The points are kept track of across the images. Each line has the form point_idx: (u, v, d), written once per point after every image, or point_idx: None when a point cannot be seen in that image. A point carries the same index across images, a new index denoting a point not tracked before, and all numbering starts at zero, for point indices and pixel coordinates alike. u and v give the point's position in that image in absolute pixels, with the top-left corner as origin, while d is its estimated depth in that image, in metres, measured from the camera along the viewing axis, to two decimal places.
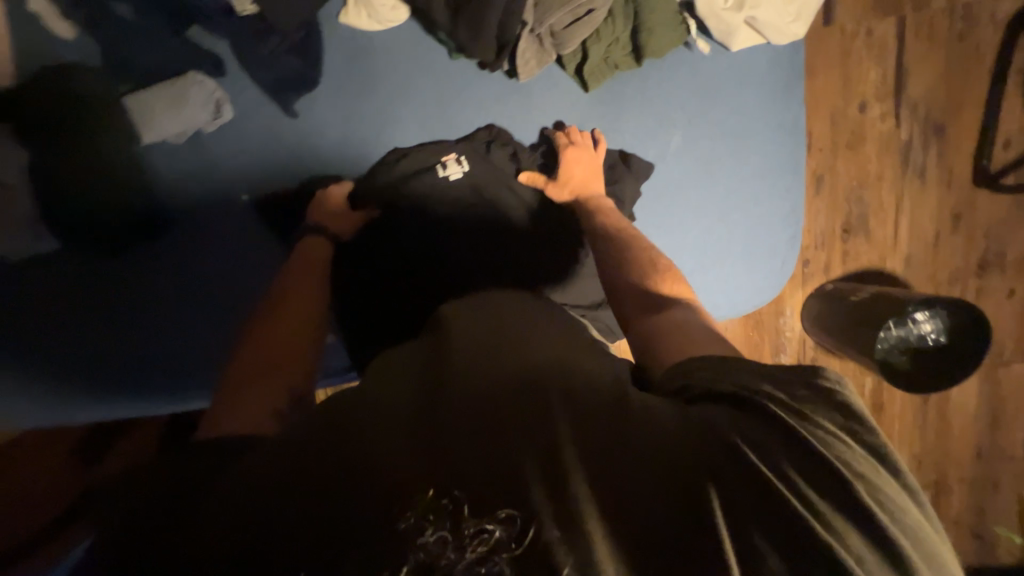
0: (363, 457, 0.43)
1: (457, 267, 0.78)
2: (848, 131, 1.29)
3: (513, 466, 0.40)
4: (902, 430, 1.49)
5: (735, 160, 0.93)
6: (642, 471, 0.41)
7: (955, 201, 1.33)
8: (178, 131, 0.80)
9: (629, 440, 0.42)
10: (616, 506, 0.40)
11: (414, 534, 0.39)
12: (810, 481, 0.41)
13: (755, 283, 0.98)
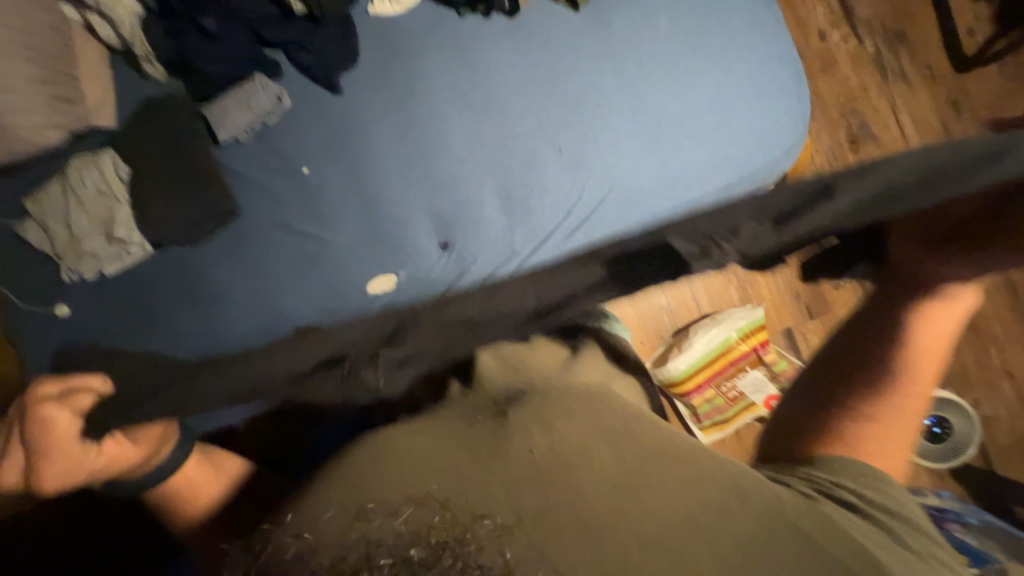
0: (385, 490, 0.45)
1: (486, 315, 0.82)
2: (818, 59, 1.41)
3: (542, 496, 0.45)
4: (1006, 330, 1.36)
5: (711, 48, 0.86)
6: (630, 486, 0.47)
7: (947, 91, 1.38)
8: (247, 127, 0.86)
9: (632, 464, 0.49)
10: (631, 526, 0.44)
11: (408, 532, 0.37)
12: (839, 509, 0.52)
13: (779, 126, 0.88)
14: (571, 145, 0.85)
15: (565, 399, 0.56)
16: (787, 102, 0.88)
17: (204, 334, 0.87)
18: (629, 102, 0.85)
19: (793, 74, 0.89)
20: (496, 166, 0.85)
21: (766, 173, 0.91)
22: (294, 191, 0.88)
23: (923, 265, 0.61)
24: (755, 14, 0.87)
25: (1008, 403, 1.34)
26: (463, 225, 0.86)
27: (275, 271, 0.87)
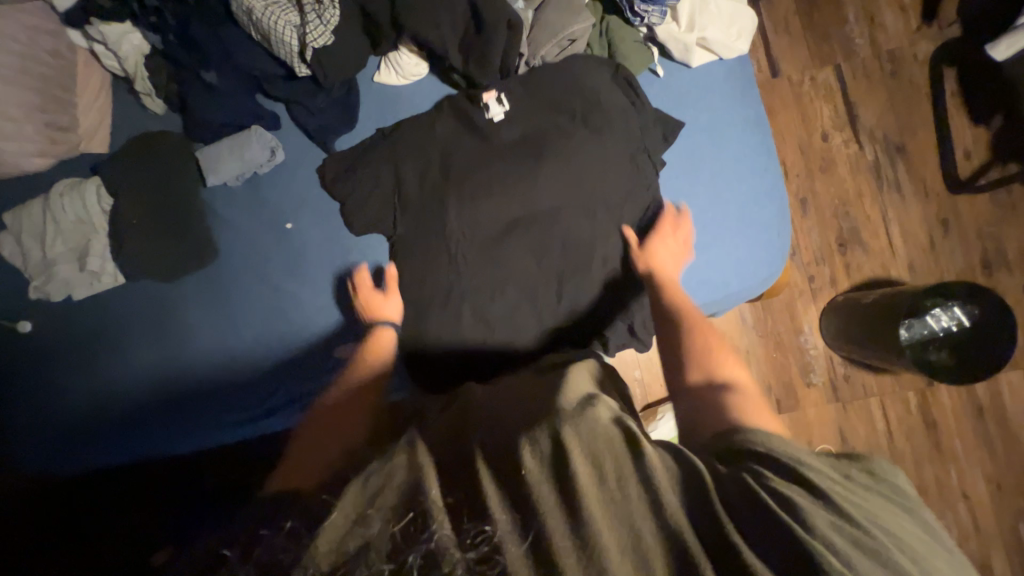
0: (383, 495, 0.47)
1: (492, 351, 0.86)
2: (818, 158, 1.44)
3: (530, 524, 0.42)
4: (968, 450, 1.37)
5: (701, 160, 0.91)
6: (614, 512, 0.42)
7: (938, 209, 1.41)
8: (236, 175, 0.86)
9: (611, 480, 0.44)
10: (619, 544, 0.40)
11: (401, 544, 0.42)
12: (804, 494, 0.44)
13: (759, 257, 0.88)
14: (544, 255, 0.87)
15: (588, 434, 0.47)
16: (768, 236, 0.89)
17: (167, 372, 0.86)
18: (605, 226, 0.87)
19: (782, 194, 0.91)
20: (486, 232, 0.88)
21: (740, 298, 0.92)
22: (279, 247, 0.88)
23: (672, 341, 0.72)
24: (750, 131, 0.92)
25: (961, 524, 1.35)
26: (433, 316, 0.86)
27: (247, 322, 0.88)
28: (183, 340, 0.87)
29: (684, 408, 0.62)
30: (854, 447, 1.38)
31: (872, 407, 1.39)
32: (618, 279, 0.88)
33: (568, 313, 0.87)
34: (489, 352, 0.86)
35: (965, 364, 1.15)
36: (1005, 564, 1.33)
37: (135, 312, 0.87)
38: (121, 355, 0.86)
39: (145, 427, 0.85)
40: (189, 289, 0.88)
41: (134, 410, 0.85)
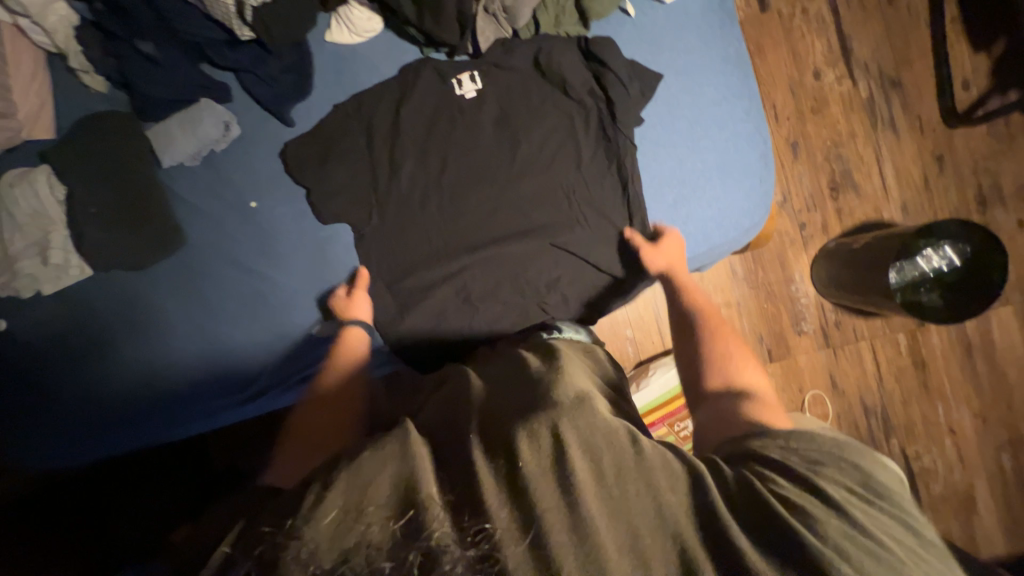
0: (384, 488, 0.47)
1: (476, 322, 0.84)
2: (810, 99, 1.37)
3: (530, 519, 0.44)
4: (955, 387, 1.39)
5: (681, 108, 0.86)
6: (614, 513, 0.46)
7: (934, 145, 1.36)
8: (192, 153, 0.82)
9: (609, 480, 0.48)
10: (615, 542, 0.45)
11: (403, 541, 0.42)
12: (805, 496, 0.50)
13: (741, 207, 0.85)
14: (520, 216, 0.85)
15: (588, 435, 0.50)
16: (749, 184, 0.85)
17: (152, 364, 0.85)
18: (578, 178, 0.85)
19: (766, 137, 0.88)
20: (460, 202, 0.85)
21: (723, 251, 0.89)
22: (244, 226, 0.85)
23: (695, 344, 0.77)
24: (731, 72, 0.87)
25: (946, 459, 1.39)
26: (411, 289, 0.84)
27: (221, 306, 0.86)
28: (167, 334, 0.85)
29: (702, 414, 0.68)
30: (844, 392, 1.40)
31: (862, 352, 1.40)
32: (602, 243, 0.85)
33: (551, 282, 0.85)
34: (472, 322, 0.85)
35: (954, 304, 1.15)
36: (988, 494, 1.39)
37: (112, 306, 0.85)
38: (104, 351, 0.84)
39: (139, 421, 0.84)
40: (165, 279, 0.85)
41: (124, 406, 0.84)
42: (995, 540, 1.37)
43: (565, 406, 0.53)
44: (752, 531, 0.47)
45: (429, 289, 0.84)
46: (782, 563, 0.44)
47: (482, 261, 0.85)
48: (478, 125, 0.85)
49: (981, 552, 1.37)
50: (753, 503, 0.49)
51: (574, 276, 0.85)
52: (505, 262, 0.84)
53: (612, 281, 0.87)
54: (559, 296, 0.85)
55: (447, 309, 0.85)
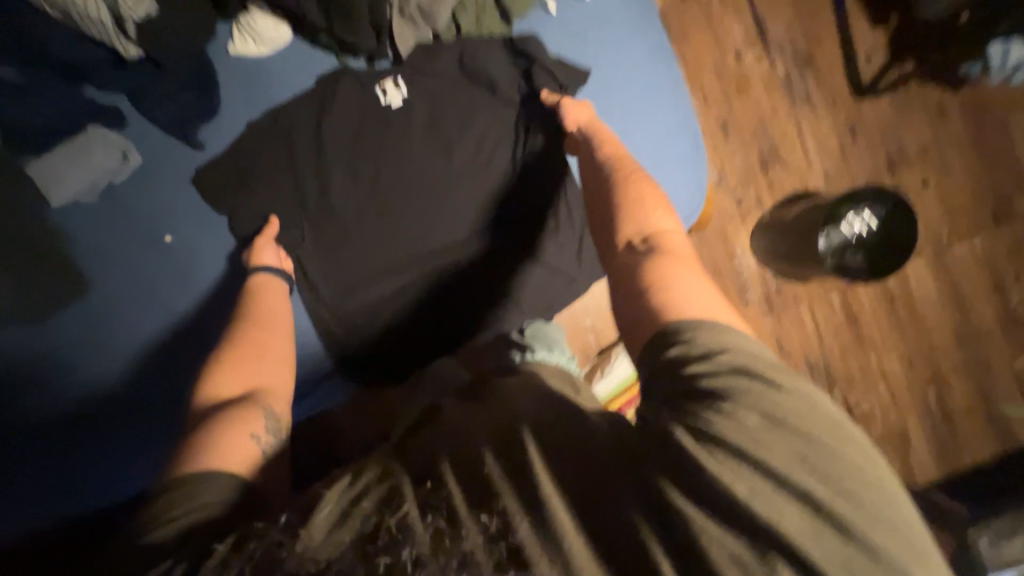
0: (375, 485, 0.48)
1: (432, 338, 0.82)
2: (735, 79, 1.43)
3: (502, 503, 0.45)
4: (885, 336, 1.52)
5: (612, 100, 0.86)
6: (567, 493, 0.45)
7: (846, 115, 1.46)
8: (87, 187, 0.74)
9: (564, 460, 0.47)
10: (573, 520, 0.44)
11: (399, 531, 0.44)
12: (735, 431, 0.45)
13: (679, 195, 0.87)
14: (464, 222, 0.83)
15: (558, 416, 0.51)
16: (684, 171, 0.87)
17: (66, 420, 0.74)
18: (519, 180, 0.84)
19: (695, 123, 0.90)
20: (401, 215, 0.81)
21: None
22: (161, 262, 0.77)
23: (622, 201, 0.70)
24: (655, 61, 0.88)
25: (883, 401, 1.52)
26: (358, 311, 0.80)
27: (143, 353, 0.76)
28: (80, 383, 0.75)
29: (614, 272, 0.64)
30: (791, 353, 1.50)
31: (803, 313, 1.50)
32: (553, 243, 0.83)
33: (504, 288, 0.83)
34: (428, 337, 0.82)
35: (875, 266, 1.24)
36: (919, 427, 1.53)
37: (11, 363, 0.74)
38: (9, 414, 0.74)
39: (60, 489, 0.74)
40: (72, 324, 0.75)
41: (41, 473, 0.74)
42: (929, 468, 1.52)
43: (537, 401, 0.54)
44: (680, 490, 0.44)
45: (377, 308, 0.81)
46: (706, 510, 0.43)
47: (429, 274, 0.82)
48: (408, 133, 0.81)
49: (917, 481, 1.52)
50: (675, 451, 0.45)
51: (529, 280, 0.83)
52: (455, 273, 0.82)
53: (572, 278, 0.84)
54: (514, 302, 0.83)
55: (399, 328, 0.81)
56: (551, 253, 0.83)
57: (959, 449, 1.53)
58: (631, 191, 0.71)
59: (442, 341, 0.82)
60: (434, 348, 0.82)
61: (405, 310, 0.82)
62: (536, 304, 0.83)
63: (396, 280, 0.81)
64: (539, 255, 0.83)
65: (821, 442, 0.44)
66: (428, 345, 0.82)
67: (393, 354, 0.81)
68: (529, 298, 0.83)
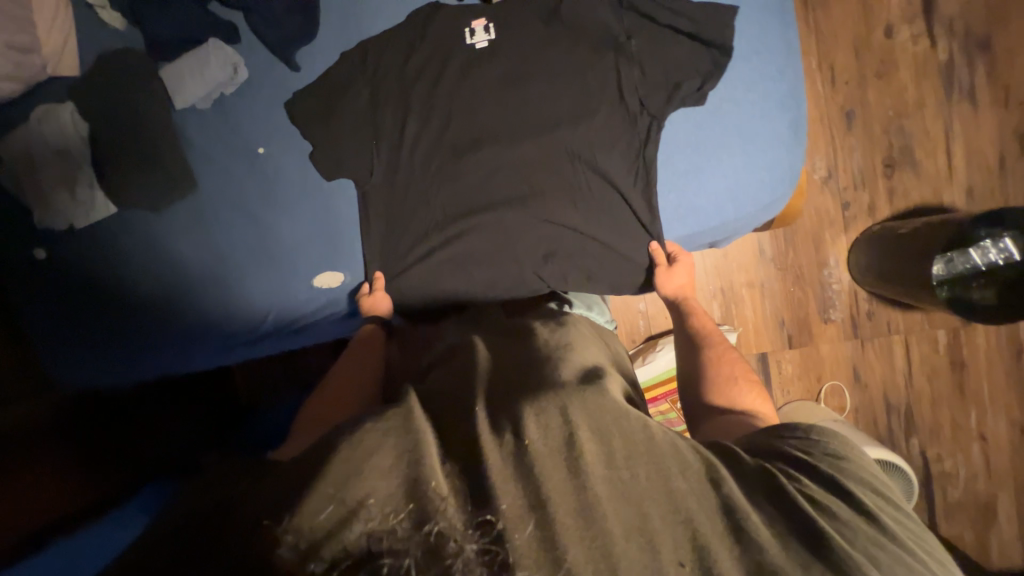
0: (369, 473, 0.43)
1: (468, 287, 0.84)
2: (877, 60, 1.21)
3: (560, 498, 0.44)
4: (996, 392, 1.28)
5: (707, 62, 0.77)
6: (629, 496, 0.46)
7: (1019, 121, 1.18)
8: (203, 95, 0.84)
9: (622, 460, 0.49)
10: (624, 526, 0.44)
11: (409, 534, 0.41)
12: (815, 488, 0.52)
13: (761, 180, 0.77)
14: (520, 179, 0.81)
15: (605, 420, 0.52)
16: (773, 155, 0.77)
17: (173, 296, 0.91)
18: (586, 142, 0.79)
19: (802, 101, 0.78)
20: (461, 160, 0.82)
21: (738, 227, 0.82)
22: (250, 172, 0.86)
23: (704, 345, 0.89)
24: (770, 25, 0.77)
25: (971, 466, 1.31)
26: (405, 244, 0.84)
27: (232, 252, 0.89)
28: (184, 268, 0.90)
29: (709, 428, 0.73)
30: (866, 386, 1.33)
31: (893, 345, 1.31)
32: (606, 212, 0.80)
33: (547, 249, 0.82)
34: (463, 285, 0.84)
35: (1018, 300, 1.02)
36: (1012, 507, 1.30)
37: (136, 239, 0.90)
38: (132, 279, 0.91)
39: (167, 348, 0.92)
40: (181, 215, 0.89)
41: (152, 331, 0.92)
42: (1010, 554, 1.30)
43: (573, 392, 0.55)
44: (772, 523, 0.48)
45: (424, 248, 0.84)
46: (800, 549, 0.46)
47: (477, 222, 0.83)
48: (484, 78, 0.81)
49: (992, 561, 1.31)
50: (767, 490, 0.51)
51: (572, 246, 0.82)
52: (502, 225, 0.82)
53: (616, 251, 0.81)
54: (552, 266, 0.82)
55: (441, 272, 0.84)
56: (602, 222, 0.81)
57: None
58: (712, 339, 0.90)
59: (478, 290, 0.84)
60: (468, 297, 0.84)
61: (449, 255, 0.84)
62: (576, 270, 0.82)
63: (446, 223, 0.83)
64: (587, 228, 0.81)
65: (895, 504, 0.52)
66: (463, 293, 0.84)
67: (433, 298, 0.85)
68: (569, 264, 0.82)
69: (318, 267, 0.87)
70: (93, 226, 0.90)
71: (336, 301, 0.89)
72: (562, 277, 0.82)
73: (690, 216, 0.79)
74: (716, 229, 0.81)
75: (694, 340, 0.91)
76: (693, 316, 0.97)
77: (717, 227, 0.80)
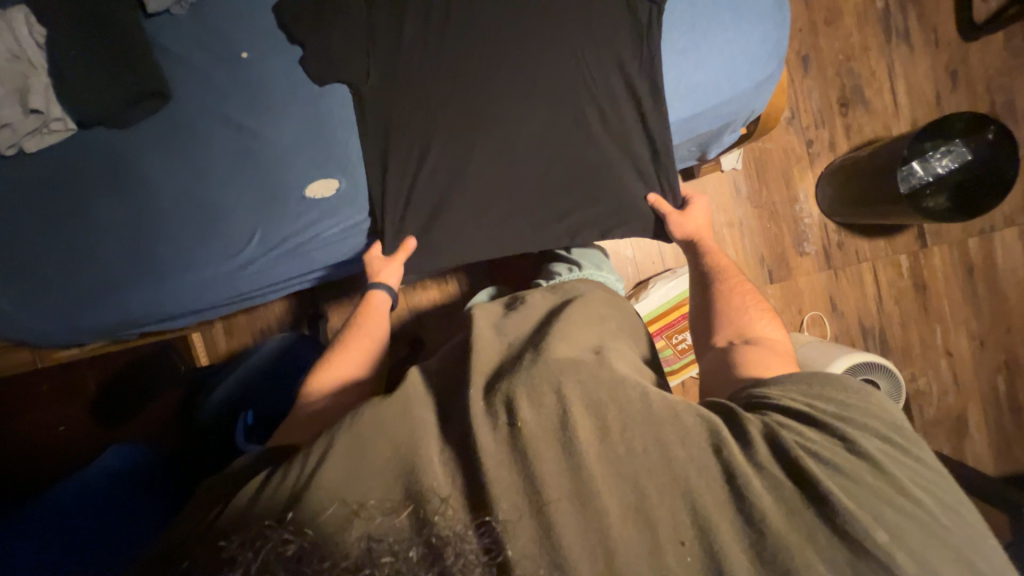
0: (367, 479, 0.51)
1: (481, 179, 0.83)
2: (824, 8, 1.33)
3: (558, 487, 0.49)
4: (955, 310, 1.39)
5: None
6: (626, 472, 0.51)
7: (948, 60, 1.33)
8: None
9: (617, 436, 0.53)
10: (622, 505, 0.50)
11: (416, 533, 0.45)
12: (816, 438, 0.54)
13: (752, 54, 0.82)
14: (518, 74, 0.81)
15: (598, 394, 0.56)
16: (762, 29, 0.82)
17: (140, 227, 0.82)
18: (581, 37, 0.81)
19: None
20: (459, 54, 0.81)
21: (735, 108, 0.86)
22: (236, 80, 0.83)
23: (716, 285, 0.87)
24: None
25: (942, 380, 1.39)
26: (407, 133, 0.82)
27: (211, 170, 0.83)
28: (155, 191, 0.82)
29: (710, 363, 0.77)
30: (844, 314, 1.40)
31: (863, 272, 1.39)
32: (607, 99, 0.83)
33: (549, 141, 0.83)
34: (473, 177, 0.83)
35: (965, 197, 1.16)
36: (981, 417, 1.40)
37: (101, 157, 0.82)
38: (92, 203, 0.82)
39: (132, 280, 0.83)
40: (154, 128, 0.82)
41: (117, 264, 0.82)
42: (985, 461, 1.39)
43: (564, 364, 0.60)
44: (771, 492, 0.51)
45: (431, 143, 0.82)
46: (798, 509, 0.50)
47: (484, 108, 0.81)
48: None
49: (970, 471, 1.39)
50: (770, 453, 0.53)
51: (576, 135, 0.83)
52: (505, 116, 0.82)
53: (619, 135, 0.84)
54: (559, 152, 0.83)
55: (452, 160, 0.82)
56: (605, 109, 0.83)
57: None
58: (729, 278, 0.87)
59: (488, 184, 0.84)
60: (478, 190, 0.84)
61: (458, 146, 0.82)
62: (586, 155, 0.84)
63: (450, 114, 0.81)
64: (588, 118, 0.83)
65: (895, 453, 0.55)
66: (474, 187, 0.83)
67: (445, 192, 0.83)
68: (575, 150, 0.84)
69: (310, 174, 0.83)
70: (49, 145, 0.81)
71: (334, 215, 0.85)
72: (572, 163, 0.84)
73: (690, 94, 0.84)
74: (714, 105, 0.85)
75: (706, 281, 0.89)
76: (706, 255, 0.91)
77: (716, 103, 0.84)
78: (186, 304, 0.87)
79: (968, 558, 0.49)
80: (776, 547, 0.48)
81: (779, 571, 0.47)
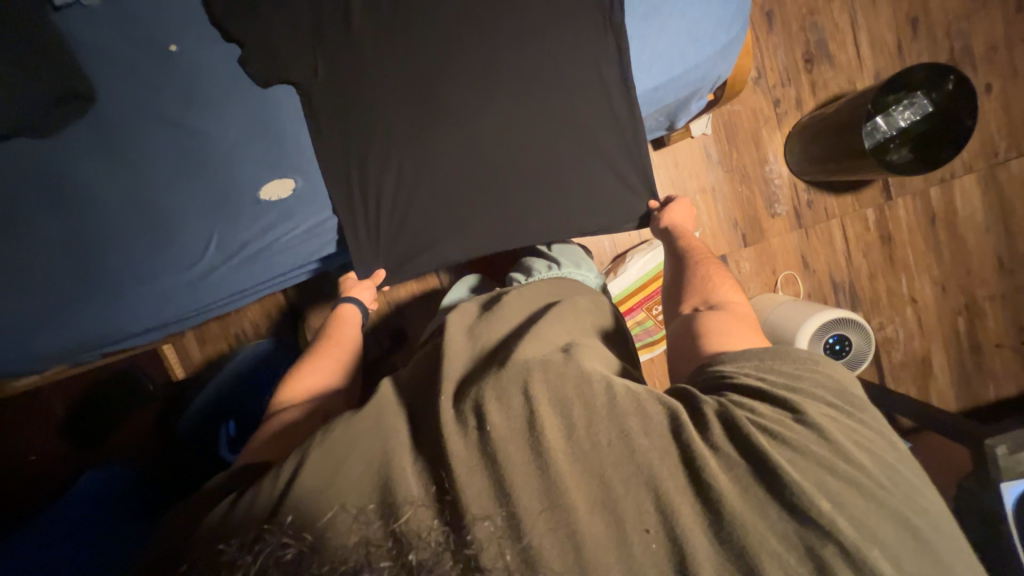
0: (342, 493, 0.51)
1: (444, 168, 0.79)
2: None
3: (524, 488, 0.50)
4: (918, 259, 1.44)
5: None
6: (591, 468, 0.52)
7: (908, 8, 1.32)
8: None
9: (582, 431, 0.54)
10: (588, 499, 0.50)
11: (395, 542, 0.44)
12: (771, 411, 0.56)
13: (716, 17, 0.80)
14: (473, 54, 0.77)
15: (564, 389, 0.57)
16: None
17: (79, 245, 0.76)
18: (536, 10, 0.77)
19: None
20: (410, 34, 0.76)
21: (700, 76, 0.84)
22: (167, 77, 0.76)
23: (690, 265, 0.86)
24: None
25: (907, 327, 1.46)
26: (360, 123, 0.77)
27: (150, 178, 0.77)
28: (91, 206, 0.76)
29: (675, 331, 0.77)
30: (815, 271, 1.43)
31: (831, 229, 1.42)
32: (569, 74, 0.79)
33: (511, 123, 0.79)
34: (434, 167, 0.79)
35: (927, 149, 1.18)
36: (943, 358, 1.48)
37: (25, 173, 0.74)
38: (23, 223, 0.75)
39: (76, 302, 0.78)
40: (82, 137, 0.75)
41: (60, 287, 0.77)
42: (946, 399, 1.48)
43: (536, 364, 0.60)
44: (729, 473, 0.52)
45: (386, 133, 0.77)
46: (754, 484, 0.52)
47: (440, 93, 0.77)
48: None
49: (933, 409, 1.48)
50: (726, 433, 0.54)
51: (540, 116, 0.80)
52: (463, 100, 0.77)
53: (584, 111, 0.81)
54: (524, 133, 0.80)
55: (412, 149, 0.78)
56: (567, 87, 0.79)
57: (983, 380, 1.48)
58: (704, 260, 0.86)
59: (451, 175, 0.80)
60: (441, 180, 0.80)
61: (418, 134, 0.78)
62: (552, 135, 0.81)
63: (405, 100, 0.77)
64: (550, 97, 0.79)
65: (847, 421, 0.57)
66: (435, 179, 0.79)
67: (406, 184, 0.79)
68: (540, 131, 0.80)
69: (261, 175, 0.78)
70: None
71: (292, 220, 0.81)
72: (537, 144, 0.81)
73: (654, 65, 0.81)
74: (680, 73, 0.82)
75: (680, 262, 0.89)
76: (684, 241, 0.91)
77: (681, 72, 0.82)
78: (142, 324, 0.83)
79: (913, 517, 0.51)
80: (737, 527, 0.49)
81: (737, 553, 0.48)
